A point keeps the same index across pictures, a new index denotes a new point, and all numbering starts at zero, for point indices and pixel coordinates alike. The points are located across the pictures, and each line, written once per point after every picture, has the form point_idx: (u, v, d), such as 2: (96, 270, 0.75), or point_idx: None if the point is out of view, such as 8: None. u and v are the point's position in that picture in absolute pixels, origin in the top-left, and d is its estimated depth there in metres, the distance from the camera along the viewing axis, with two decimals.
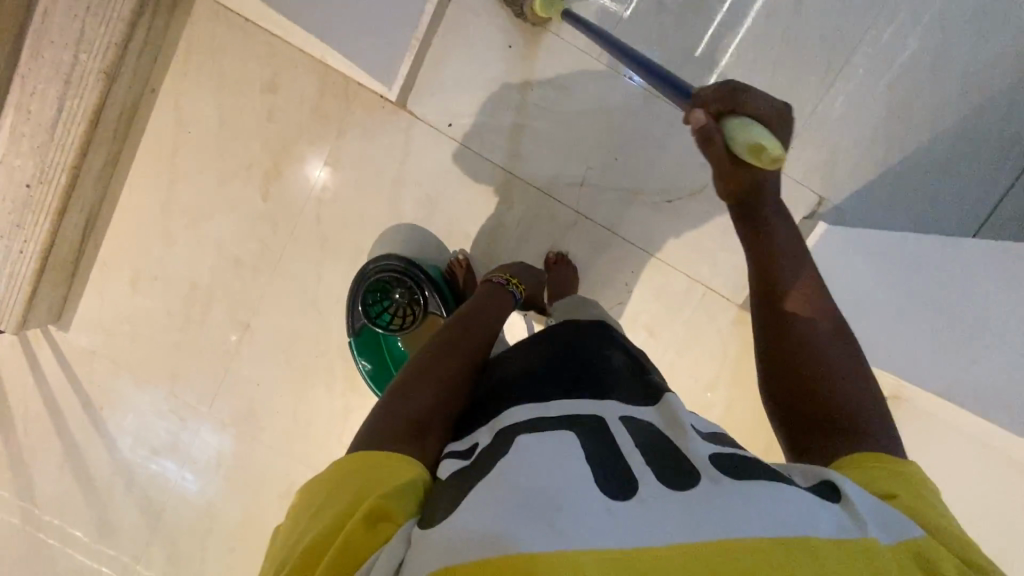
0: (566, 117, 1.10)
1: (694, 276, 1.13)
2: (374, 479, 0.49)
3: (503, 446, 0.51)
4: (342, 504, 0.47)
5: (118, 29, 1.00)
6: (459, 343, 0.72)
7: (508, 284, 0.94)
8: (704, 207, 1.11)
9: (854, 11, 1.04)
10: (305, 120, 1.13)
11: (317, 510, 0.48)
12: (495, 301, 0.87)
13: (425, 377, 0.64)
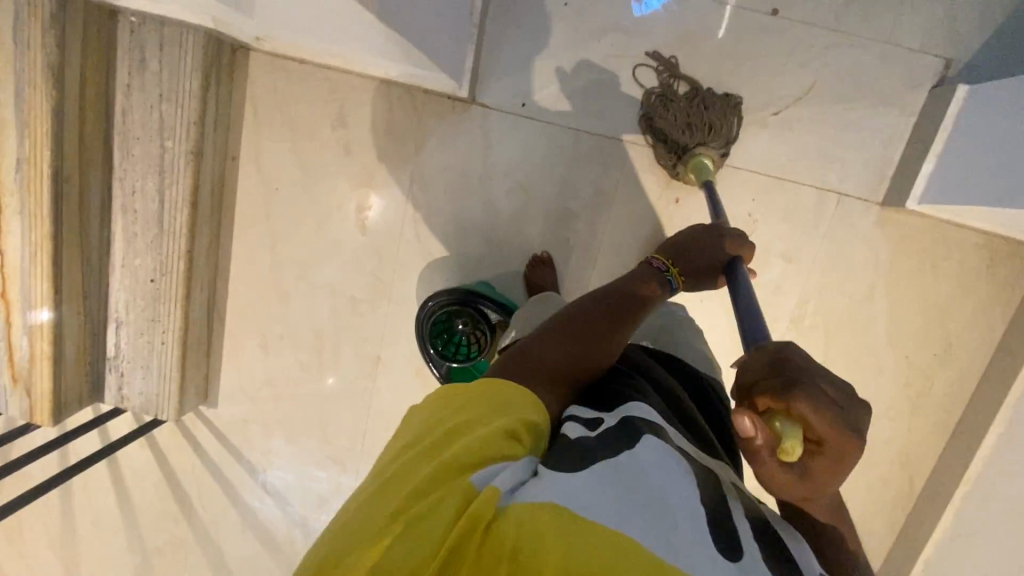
0: (643, 59, 1.04)
1: (819, 186, 1.05)
2: (502, 397, 0.56)
3: (629, 436, 0.55)
4: (489, 405, 0.54)
5: (192, 108, 1.02)
6: (615, 324, 0.69)
7: (668, 272, 0.76)
8: (818, 109, 1.02)
9: None
10: (382, 143, 1.12)
11: (461, 402, 0.55)
12: (648, 288, 0.74)
13: (567, 341, 0.66)
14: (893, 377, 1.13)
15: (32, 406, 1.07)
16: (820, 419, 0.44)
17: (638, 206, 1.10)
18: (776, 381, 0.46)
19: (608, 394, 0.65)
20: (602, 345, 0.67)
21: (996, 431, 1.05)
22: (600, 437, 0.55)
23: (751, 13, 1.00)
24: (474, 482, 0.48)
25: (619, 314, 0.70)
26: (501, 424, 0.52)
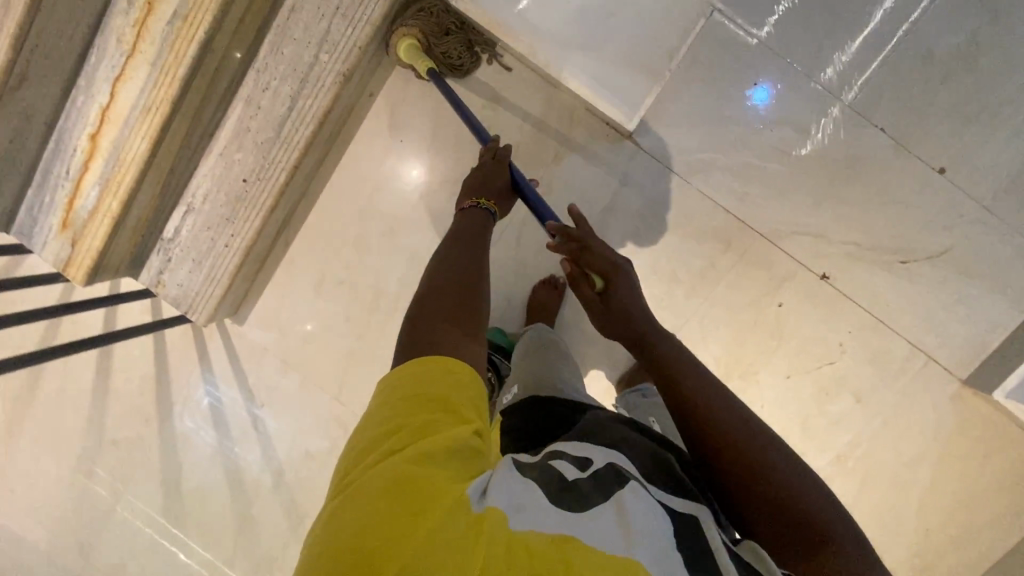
0: (801, 161, 1.04)
1: (915, 343, 1.07)
2: (451, 397, 0.50)
3: (618, 482, 0.55)
4: (429, 404, 0.49)
5: (363, 30, 0.98)
6: (470, 274, 0.64)
7: (482, 204, 0.80)
8: (944, 273, 1.04)
9: None
10: (522, 138, 1.10)
11: (404, 400, 0.49)
12: (476, 221, 0.76)
13: (437, 303, 0.59)
14: (910, 545, 1.14)
15: (70, 258, 0.98)
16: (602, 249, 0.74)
17: (741, 294, 1.09)
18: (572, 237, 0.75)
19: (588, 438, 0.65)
20: (461, 295, 0.61)
21: None
22: (593, 481, 0.54)
23: (920, 161, 1.02)
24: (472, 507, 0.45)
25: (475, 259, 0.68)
26: (468, 437, 0.48)
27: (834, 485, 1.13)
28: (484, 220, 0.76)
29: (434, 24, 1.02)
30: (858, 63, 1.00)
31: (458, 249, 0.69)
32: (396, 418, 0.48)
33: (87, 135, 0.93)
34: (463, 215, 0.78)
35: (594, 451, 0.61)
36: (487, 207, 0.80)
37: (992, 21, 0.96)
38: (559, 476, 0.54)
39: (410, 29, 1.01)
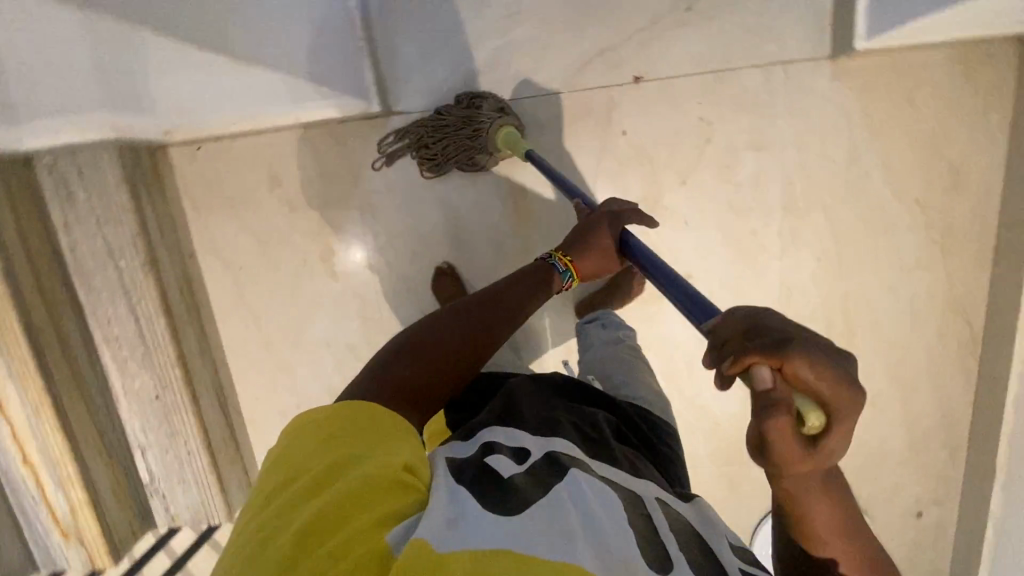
0: (535, 8, 1.01)
1: (763, 63, 1.00)
2: (389, 444, 0.55)
3: (556, 472, 0.56)
4: (364, 445, 0.54)
5: (130, 221, 1.03)
6: (480, 344, 0.72)
7: (549, 257, 0.84)
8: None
9: None
10: (320, 186, 1.10)
11: (330, 439, 0.54)
12: (534, 278, 0.82)
13: (426, 365, 0.67)
14: (913, 224, 1.07)
15: (91, 552, 0.96)
16: (820, 380, 0.43)
17: (588, 152, 1.05)
18: (767, 342, 0.45)
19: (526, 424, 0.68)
20: (463, 359, 0.69)
21: None
22: (527, 474, 0.56)
23: None
24: (390, 537, 0.45)
25: (501, 317, 0.75)
26: (392, 465, 0.52)
27: (800, 232, 1.08)
28: (541, 280, 0.82)
29: (455, 124, 1.01)
30: None
31: (485, 296, 0.77)
32: (337, 450, 0.53)
33: (19, 464, 0.86)
34: (535, 265, 0.84)
35: (530, 439, 0.64)
36: (557, 259, 0.84)
37: None
38: (502, 477, 0.54)
39: (503, 122, 1.00)
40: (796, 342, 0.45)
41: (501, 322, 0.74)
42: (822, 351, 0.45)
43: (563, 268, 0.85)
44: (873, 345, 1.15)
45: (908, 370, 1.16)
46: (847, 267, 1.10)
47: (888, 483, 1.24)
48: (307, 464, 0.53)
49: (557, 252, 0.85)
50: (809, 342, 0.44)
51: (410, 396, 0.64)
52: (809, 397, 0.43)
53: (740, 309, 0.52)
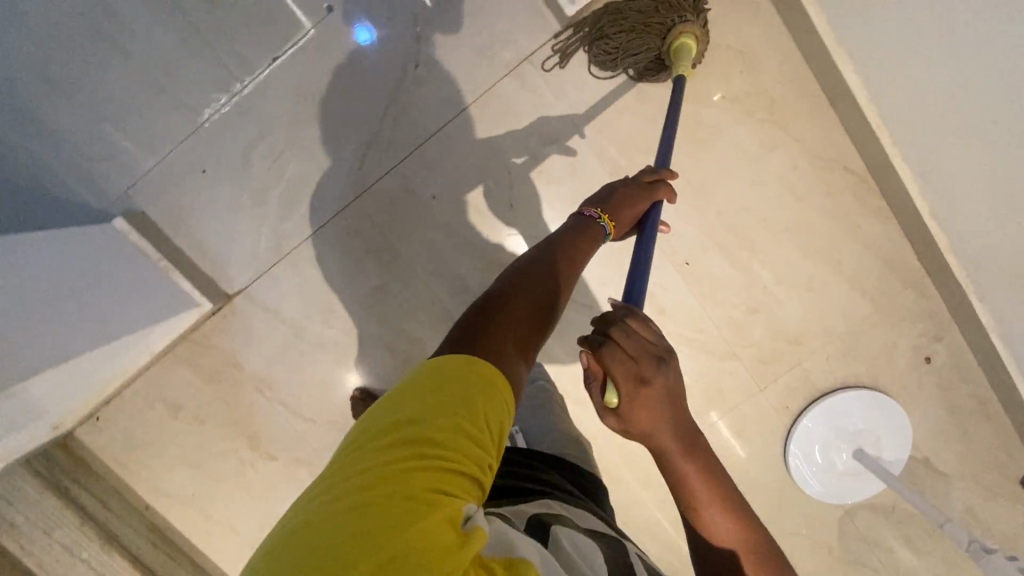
0: (297, 139, 1.04)
1: (510, 68, 1.04)
2: (477, 393, 0.53)
3: (530, 541, 0.56)
4: (458, 402, 0.52)
5: (66, 516, 1.04)
6: (534, 295, 0.68)
7: (600, 217, 0.82)
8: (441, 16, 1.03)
9: None
10: (212, 390, 1.11)
11: (441, 386, 0.53)
12: (585, 238, 0.80)
13: (505, 313, 0.64)
14: (734, 114, 1.04)
15: None
16: (626, 352, 0.63)
17: (415, 226, 1.08)
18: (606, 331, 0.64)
19: (515, 494, 0.74)
20: (534, 316, 0.67)
21: (850, 67, 1.00)
22: (510, 542, 0.55)
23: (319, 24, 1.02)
24: (466, 508, 0.49)
25: (557, 282, 0.72)
26: (472, 442, 0.51)
27: None
28: (588, 235, 0.80)
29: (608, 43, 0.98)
30: (200, 60, 0.99)
31: (545, 251, 0.76)
32: (439, 411, 0.51)
33: None
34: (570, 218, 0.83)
35: (524, 504, 0.71)
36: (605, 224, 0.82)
37: None
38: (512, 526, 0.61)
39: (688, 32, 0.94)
40: (608, 347, 0.62)
41: (560, 285, 0.72)
42: (630, 351, 0.62)
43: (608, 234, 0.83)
44: (776, 237, 1.10)
45: (823, 240, 1.11)
46: (703, 186, 1.07)
47: (877, 348, 1.18)
48: (436, 389, 0.52)
49: (603, 212, 0.83)
50: (616, 338, 0.63)
51: (524, 345, 0.63)
52: (613, 384, 0.62)
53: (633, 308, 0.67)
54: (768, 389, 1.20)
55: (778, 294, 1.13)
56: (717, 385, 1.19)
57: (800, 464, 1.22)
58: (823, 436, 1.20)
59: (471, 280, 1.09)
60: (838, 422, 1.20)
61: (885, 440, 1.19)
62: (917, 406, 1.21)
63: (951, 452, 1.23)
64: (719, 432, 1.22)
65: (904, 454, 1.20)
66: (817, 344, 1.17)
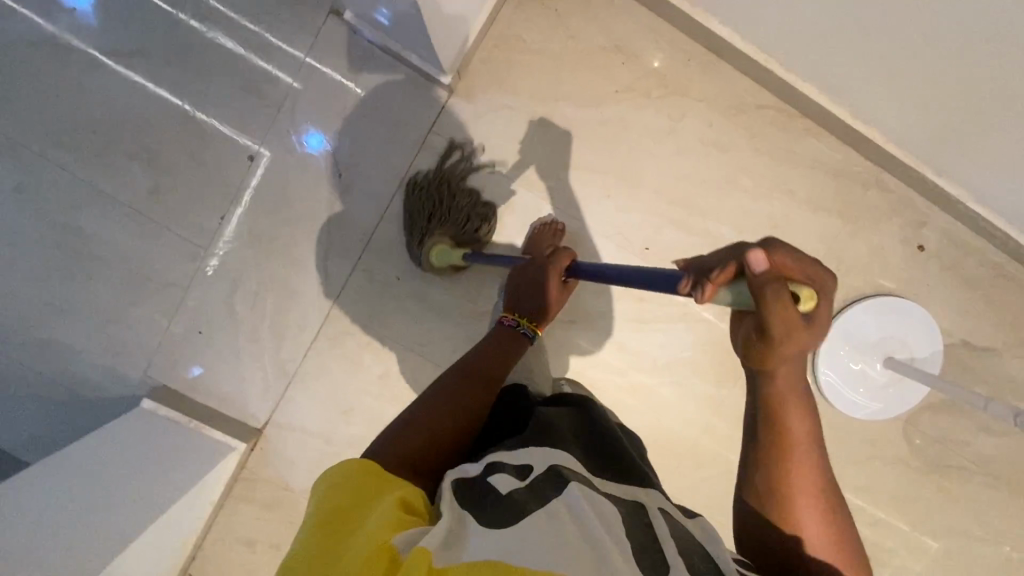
0: (265, 277, 1.14)
1: (420, 142, 1.10)
2: (374, 485, 0.61)
3: (554, 486, 0.63)
4: (358, 498, 0.59)
5: None
6: (462, 403, 0.80)
7: (518, 324, 0.96)
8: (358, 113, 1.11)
9: (155, 12, 1.07)
10: (277, 519, 1.20)
11: (337, 498, 0.60)
12: (503, 345, 0.92)
13: (437, 424, 0.74)
14: (635, 102, 1.09)
15: None
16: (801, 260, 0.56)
17: (393, 310, 1.16)
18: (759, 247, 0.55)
19: (536, 441, 0.75)
20: (466, 425, 0.78)
21: (715, 24, 1.04)
22: (529, 492, 0.63)
23: (248, 174, 1.11)
24: (398, 539, 0.52)
25: (479, 391, 0.83)
26: (382, 509, 0.57)
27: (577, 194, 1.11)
28: (508, 341, 0.93)
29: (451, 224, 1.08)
30: (165, 242, 1.12)
31: (474, 357, 0.89)
32: (344, 511, 0.58)
33: None
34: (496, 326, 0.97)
35: (546, 454, 0.71)
36: (524, 328, 0.96)
37: (122, 146, 1.09)
38: (514, 494, 0.61)
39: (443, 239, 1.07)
40: (789, 258, 0.55)
41: (486, 391, 0.84)
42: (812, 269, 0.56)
43: (530, 333, 0.96)
44: (722, 193, 1.13)
45: (768, 178, 1.13)
46: (634, 175, 1.11)
47: (866, 256, 1.17)
48: (341, 500, 0.59)
49: (520, 318, 0.96)
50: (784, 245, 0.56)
51: (421, 461, 0.69)
52: (806, 288, 0.53)
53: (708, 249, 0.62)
54: None
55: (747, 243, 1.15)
56: (724, 347, 1.20)
57: (838, 392, 1.19)
58: (850, 357, 1.19)
59: (457, 337, 1.17)
60: (857, 338, 1.18)
61: (910, 339, 1.17)
62: (933, 295, 1.18)
63: (985, 325, 1.20)
64: None
65: (936, 345, 1.17)
66: None
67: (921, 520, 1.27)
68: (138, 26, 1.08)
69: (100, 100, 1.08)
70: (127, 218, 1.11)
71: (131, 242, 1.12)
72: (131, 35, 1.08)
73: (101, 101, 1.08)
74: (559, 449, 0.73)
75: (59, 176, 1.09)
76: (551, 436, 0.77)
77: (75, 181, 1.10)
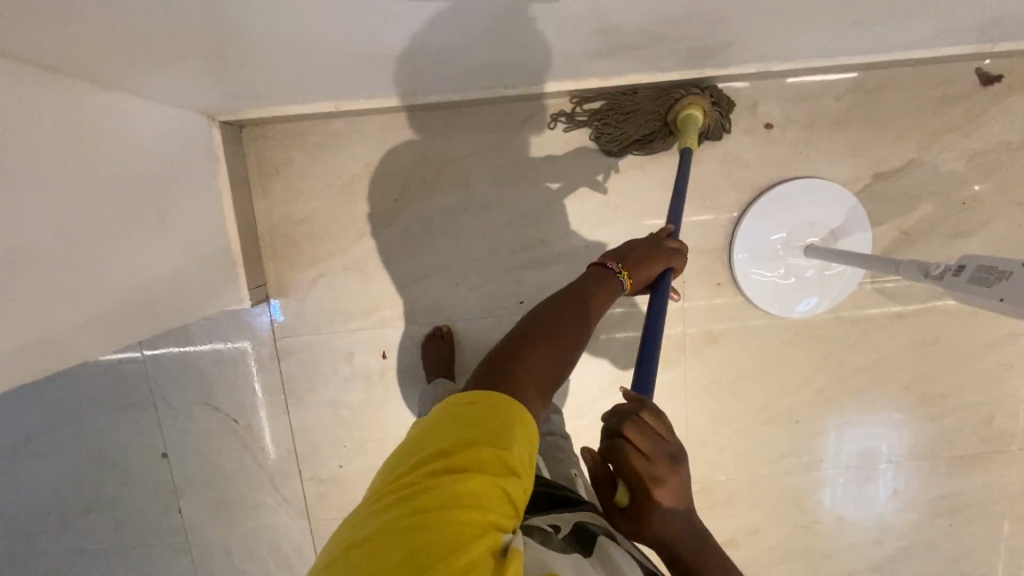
0: (245, 534, 1.20)
1: (276, 352, 1.12)
2: (517, 435, 0.48)
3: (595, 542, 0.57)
4: (490, 440, 0.46)
5: None
6: (563, 359, 0.58)
7: (619, 273, 0.72)
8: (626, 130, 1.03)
9: (11, 405, 1.14)
10: None
11: (467, 421, 0.47)
12: (600, 289, 0.69)
13: (536, 376, 0.54)
14: (419, 195, 1.07)
15: None
16: (633, 463, 0.51)
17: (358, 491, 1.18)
18: (637, 438, 0.51)
19: (557, 500, 0.68)
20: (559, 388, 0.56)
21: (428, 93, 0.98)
22: (575, 543, 0.57)
23: (172, 469, 1.17)
24: (505, 540, 0.44)
25: (586, 319, 0.63)
26: (507, 477, 0.46)
27: (431, 303, 1.10)
28: (612, 287, 0.70)
29: (636, 125, 1.01)
30: (156, 556, 1.21)
31: (568, 295, 0.65)
32: (472, 442, 0.46)
33: None
34: (589, 269, 0.72)
35: (570, 512, 0.64)
36: (623, 278, 0.72)
37: (72, 515, 1.19)
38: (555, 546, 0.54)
39: (693, 104, 0.97)
40: (648, 438, 0.51)
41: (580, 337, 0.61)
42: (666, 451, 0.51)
43: (624, 287, 0.72)
44: (553, 213, 1.08)
45: (581, 170, 1.07)
46: (468, 252, 1.09)
47: (725, 168, 1.07)
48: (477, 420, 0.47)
49: (626, 268, 0.73)
50: (638, 438, 0.51)
51: (545, 394, 0.54)
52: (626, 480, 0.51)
53: (656, 407, 0.53)
54: (692, 290, 1.12)
55: (605, 236, 1.09)
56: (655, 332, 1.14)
57: (787, 300, 1.11)
58: (775, 265, 1.09)
59: None
60: (770, 244, 1.08)
61: (816, 216, 1.06)
62: (813, 158, 1.07)
63: (880, 147, 1.08)
64: (704, 354, 1.15)
65: (847, 201, 1.06)
66: (680, 224, 1.09)
67: (947, 352, 1.17)
68: (7, 424, 1.15)
69: (30, 495, 1.18)
70: (118, 561, 1.21)
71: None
72: (8, 435, 1.15)
73: (32, 495, 1.18)
74: (584, 507, 0.67)
75: (51, 560, 1.21)
76: (566, 495, 0.70)
77: (61, 557, 1.20)
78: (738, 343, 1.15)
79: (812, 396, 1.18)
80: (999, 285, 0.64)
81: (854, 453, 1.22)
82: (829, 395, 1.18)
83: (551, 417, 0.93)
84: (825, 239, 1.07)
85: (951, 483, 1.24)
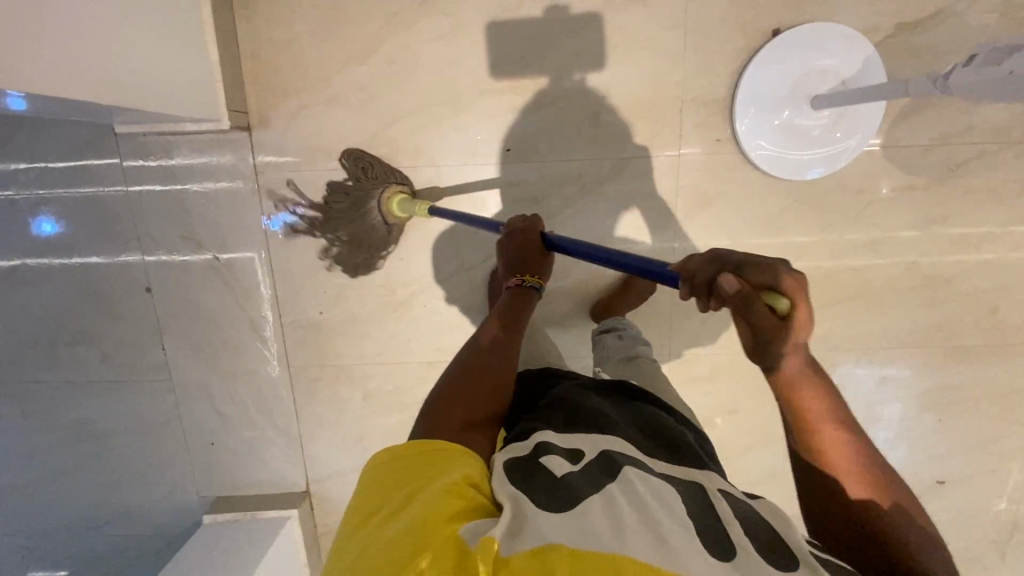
0: (225, 372, 1.22)
1: (258, 187, 1.10)
2: (440, 456, 0.57)
3: (609, 472, 0.56)
4: (413, 474, 0.55)
5: None
6: (489, 380, 0.69)
7: (526, 281, 0.83)
8: None
9: None
10: None
11: (393, 471, 0.57)
12: (514, 302, 0.80)
13: (462, 411, 0.64)
14: (407, 24, 1.02)
15: None
16: (776, 290, 0.51)
17: (337, 338, 1.18)
18: (758, 274, 0.52)
19: (586, 421, 0.67)
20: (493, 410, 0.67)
21: None
22: (584, 474, 0.56)
23: (155, 303, 1.18)
24: (466, 531, 0.47)
25: (503, 333, 0.75)
26: (449, 480, 0.54)
27: (414, 144, 1.07)
28: (524, 299, 0.81)
29: None
30: (141, 392, 1.24)
31: (486, 328, 0.77)
32: (404, 482, 0.55)
33: None
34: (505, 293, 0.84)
35: (600, 436, 0.64)
36: (533, 283, 0.84)
37: (58, 344, 1.21)
38: (564, 479, 0.55)
39: None
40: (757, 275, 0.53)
41: (508, 350, 0.73)
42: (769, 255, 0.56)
43: (540, 287, 0.84)
44: (547, 51, 1.03)
45: (577, 4, 1.01)
46: (454, 89, 1.05)
47: (733, 8, 1.01)
48: (427, 472, 0.55)
49: (527, 274, 0.84)
50: (753, 275, 0.53)
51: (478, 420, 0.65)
52: (782, 290, 0.51)
53: (702, 254, 0.58)
54: (689, 144, 1.07)
55: (599, 80, 1.04)
56: (646, 189, 1.08)
57: (792, 164, 1.05)
58: (776, 120, 1.03)
59: (402, 327, 1.18)
60: (777, 96, 1.02)
61: (826, 62, 0.99)
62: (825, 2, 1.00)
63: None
64: (696, 216, 1.10)
65: (863, 49, 0.99)
66: (679, 72, 1.03)
67: (956, 234, 1.11)
68: None
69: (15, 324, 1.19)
70: (102, 392, 1.24)
71: (118, 407, 1.25)
72: None
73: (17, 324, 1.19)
74: (614, 431, 0.66)
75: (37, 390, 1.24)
76: (603, 418, 0.69)
77: (48, 387, 1.24)
78: (733, 208, 1.10)
79: (808, 271, 1.13)
80: (1010, 58, 0.60)
81: (846, 337, 1.17)
82: (825, 275, 1.13)
83: (638, 348, 0.98)
84: (834, 90, 1.00)
85: (946, 378, 1.20)
